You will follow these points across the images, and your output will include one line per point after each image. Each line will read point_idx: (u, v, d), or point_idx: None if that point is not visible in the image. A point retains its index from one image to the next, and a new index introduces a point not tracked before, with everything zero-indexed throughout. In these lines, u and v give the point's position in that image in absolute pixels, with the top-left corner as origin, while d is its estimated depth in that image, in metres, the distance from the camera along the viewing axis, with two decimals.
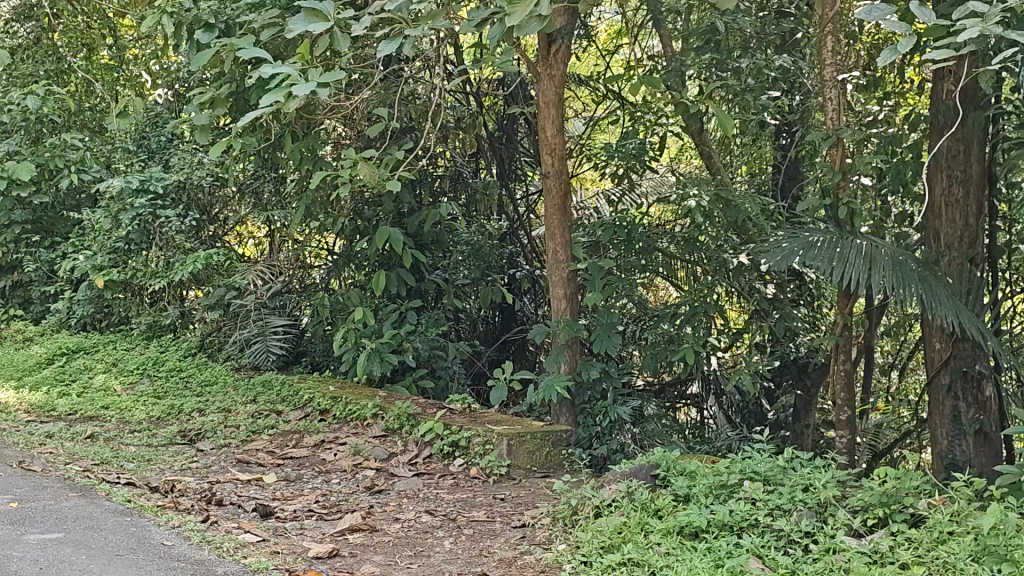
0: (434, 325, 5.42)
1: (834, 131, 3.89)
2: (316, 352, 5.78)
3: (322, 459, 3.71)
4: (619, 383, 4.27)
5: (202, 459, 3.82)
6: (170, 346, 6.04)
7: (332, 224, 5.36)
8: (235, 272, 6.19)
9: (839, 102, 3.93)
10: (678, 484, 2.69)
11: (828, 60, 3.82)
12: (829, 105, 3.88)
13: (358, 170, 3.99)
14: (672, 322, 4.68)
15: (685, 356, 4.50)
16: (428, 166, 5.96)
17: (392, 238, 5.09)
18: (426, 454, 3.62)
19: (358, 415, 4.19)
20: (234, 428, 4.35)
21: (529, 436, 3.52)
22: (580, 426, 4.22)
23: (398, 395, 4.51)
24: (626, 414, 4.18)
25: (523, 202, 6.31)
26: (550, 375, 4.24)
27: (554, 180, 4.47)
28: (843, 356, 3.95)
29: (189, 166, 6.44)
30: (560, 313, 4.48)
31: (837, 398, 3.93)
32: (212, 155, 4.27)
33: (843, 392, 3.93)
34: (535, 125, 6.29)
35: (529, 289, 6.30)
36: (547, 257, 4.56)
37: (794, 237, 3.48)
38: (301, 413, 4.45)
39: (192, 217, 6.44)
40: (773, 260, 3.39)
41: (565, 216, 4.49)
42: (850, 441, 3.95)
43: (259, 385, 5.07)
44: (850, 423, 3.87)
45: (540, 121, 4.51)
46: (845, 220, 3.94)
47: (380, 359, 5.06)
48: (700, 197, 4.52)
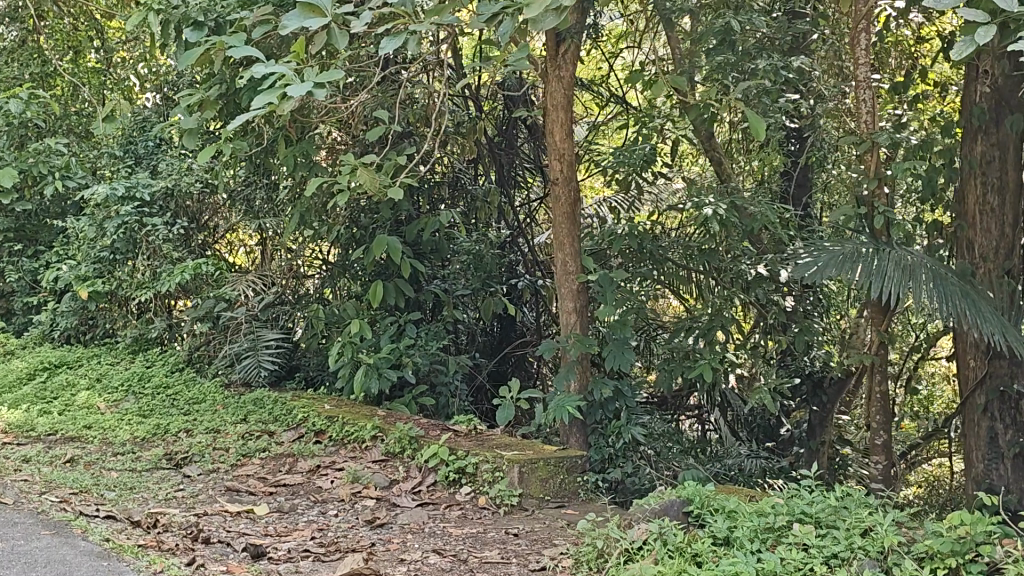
0: (434, 339, 5.17)
1: (869, 135, 3.82)
2: (309, 367, 5.53)
3: (318, 487, 3.46)
4: (633, 403, 4.03)
5: (189, 487, 3.56)
6: (157, 360, 5.78)
7: (327, 233, 5.14)
8: (225, 282, 5.94)
9: (873, 104, 3.87)
10: (716, 526, 2.46)
11: (863, 59, 3.81)
12: (863, 106, 3.84)
13: (357, 176, 3.70)
14: (686, 336, 4.44)
15: (702, 373, 4.23)
16: (427, 172, 5.74)
17: (391, 247, 4.77)
18: (430, 481, 3.37)
19: (356, 438, 3.93)
20: (223, 451, 4.10)
21: (541, 463, 3.28)
22: (592, 448, 3.97)
23: (398, 415, 4.27)
24: (640, 435, 3.93)
25: (523, 209, 6.11)
26: (559, 394, 3.99)
27: (563, 187, 4.23)
28: (877, 377, 3.83)
29: (178, 172, 6.20)
30: (569, 327, 4.24)
31: (872, 422, 3.80)
32: (201, 160, 3.99)
33: (879, 414, 3.81)
34: (537, 131, 6.11)
35: (529, 299, 6.04)
36: (556, 268, 4.32)
37: (828, 247, 3.24)
38: (294, 435, 4.19)
39: (181, 225, 6.19)
40: (806, 273, 3.14)
41: (575, 225, 4.25)
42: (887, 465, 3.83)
43: (250, 403, 4.81)
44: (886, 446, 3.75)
45: (548, 124, 4.27)
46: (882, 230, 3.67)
47: (377, 375, 4.78)
48: (717, 205, 4.27)
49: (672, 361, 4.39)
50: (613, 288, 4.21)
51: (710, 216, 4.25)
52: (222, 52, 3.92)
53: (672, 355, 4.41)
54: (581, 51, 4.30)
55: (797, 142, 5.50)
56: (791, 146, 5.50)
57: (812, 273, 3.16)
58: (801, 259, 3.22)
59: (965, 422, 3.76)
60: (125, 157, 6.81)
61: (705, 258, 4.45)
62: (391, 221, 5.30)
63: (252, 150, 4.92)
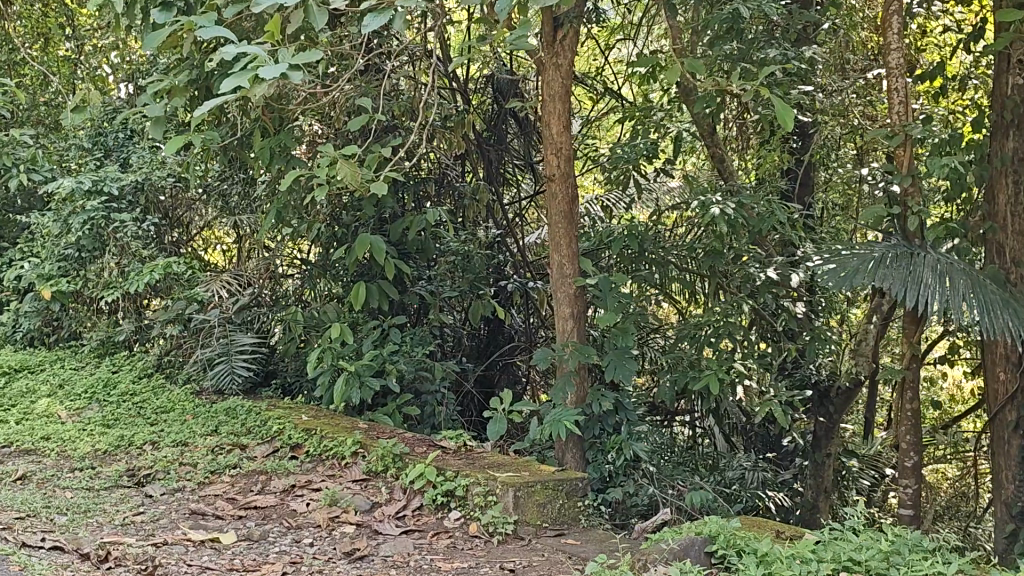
0: (419, 345, 4.86)
1: (903, 128, 3.38)
2: (286, 373, 5.20)
3: (293, 510, 3.14)
4: (634, 417, 3.75)
5: (150, 510, 3.23)
6: (124, 365, 5.43)
7: (307, 230, 4.92)
8: (198, 283, 5.60)
9: (908, 94, 3.43)
10: (750, 572, 2.17)
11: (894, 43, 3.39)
12: (896, 96, 3.40)
13: (338, 171, 3.35)
14: (692, 345, 4.14)
15: (709, 385, 3.83)
16: (412, 168, 5.45)
17: (374, 247, 4.41)
18: (415, 505, 3.07)
19: (336, 453, 3.63)
20: (190, 467, 3.77)
21: (538, 486, 2.98)
22: (590, 466, 3.68)
23: (381, 428, 3.97)
24: (642, 451, 3.64)
25: (512, 208, 5.94)
26: (556, 408, 3.69)
27: (560, 185, 3.94)
28: (908, 393, 3.44)
29: (149, 166, 5.87)
30: (566, 335, 3.95)
31: (899, 444, 3.45)
32: (168, 151, 3.63)
33: (910, 435, 3.43)
34: (527, 126, 5.90)
35: (520, 302, 5.75)
36: (552, 271, 4.03)
37: (856, 252, 2.98)
38: (268, 448, 3.88)
39: (151, 221, 5.86)
40: (833, 280, 2.89)
41: (572, 226, 3.96)
42: (917, 493, 3.45)
43: (221, 413, 4.48)
44: (918, 471, 3.40)
45: (544, 116, 3.97)
46: (915, 233, 3.35)
47: (359, 384, 4.42)
48: (725, 205, 3.97)
49: (675, 370, 4.09)
50: (613, 294, 3.91)
51: (718, 216, 3.94)
52: (192, 34, 3.58)
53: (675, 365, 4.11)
54: (580, 38, 4.00)
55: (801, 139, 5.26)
56: (794, 144, 5.25)
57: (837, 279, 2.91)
58: (828, 265, 2.94)
59: (992, 440, 3.50)
60: (93, 149, 6.46)
61: (712, 261, 4.14)
62: (374, 219, 4.99)
63: (226, 141, 4.59)
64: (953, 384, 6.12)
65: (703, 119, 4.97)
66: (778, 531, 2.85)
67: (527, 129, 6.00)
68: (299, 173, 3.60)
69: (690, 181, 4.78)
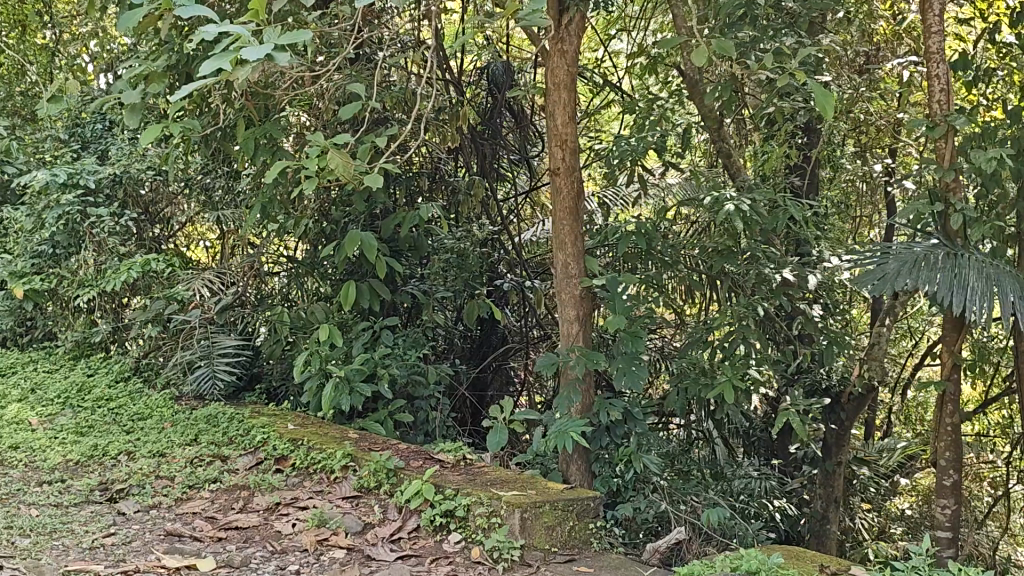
0: (412, 348, 4.61)
1: (942, 118, 3.19)
2: (271, 377, 4.95)
3: (277, 532, 2.89)
4: (643, 428, 3.52)
5: (122, 530, 2.97)
6: (100, 368, 5.15)
7: (293, 226, 4.68)
8: (178, 281, 5.33)
9: (949, 83, 3.24)
10: None
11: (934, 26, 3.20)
12: (937, 82, 3.20)
13: (328, 162, 3.04)
14: (703, 350, 3.90)
15: (722, 394, 3.59)
16: (404, 162, 5.21)
17: (365, 244, 4.13)
18: (412, 527, 2.83)
19: (324, 467, 3.38)
20: (167, 481, 3.51)
21: (548, 507, 2.74)
22: (597, 480, 3.46)
23: (372, 439, 3.72)
24: (653, 465, 3.41)
25: (508, 204, 5.72)
26: (560, 419, 3.45)
27: (565, 179, 3.69)
28: (948, 407, 3.32)
29: (128, 158, 5.57)
30: (571, 339, 3.72)
31: (936, 460, 3.36)
32: (146, 141, 3.37)
33: (949, 452, 3.32)
34: (524, 120, 5.68)
35: (516, 302, 5.52)
36: (555, 271, 3.79)
37: (892, 252, 2.78)
38: (251, 460, 3.62)
39: (130, 216, 5.58)
40: (875, 288, 2.67)
41: (577, 223, 3.72)
42: (958, 513, 3.31)
43: (202, 421, 4.22)
44: (957, 488, 3.26)
45: (548, 106, 3.72)
46: (956, 232, 3.14)
47: (350, 390, 4.17)
48: (740, 201, 3.73)
49: (684, 376, 3.85)
50: (622, 296, 3.66)
51: (732, 213, 3.70)
52: (171, 14, 3.31)
53: (686, 370, 3.87)
54: (587, 23, 3.75)
55: (806, 134, 5.07)
56: (801, 139, 5.06)
57: (875, 282, 2.71)
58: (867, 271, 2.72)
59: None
60: (70, 141, 6.09)
61: (724, 261, 3.90)
62: (365, 215, 4.74)
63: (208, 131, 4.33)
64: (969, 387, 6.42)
65: (711, 112, 4.75)
66: (821, 566, 2.63)
67: (522, 123, 5.74)
68: (286, 165, 3.32)
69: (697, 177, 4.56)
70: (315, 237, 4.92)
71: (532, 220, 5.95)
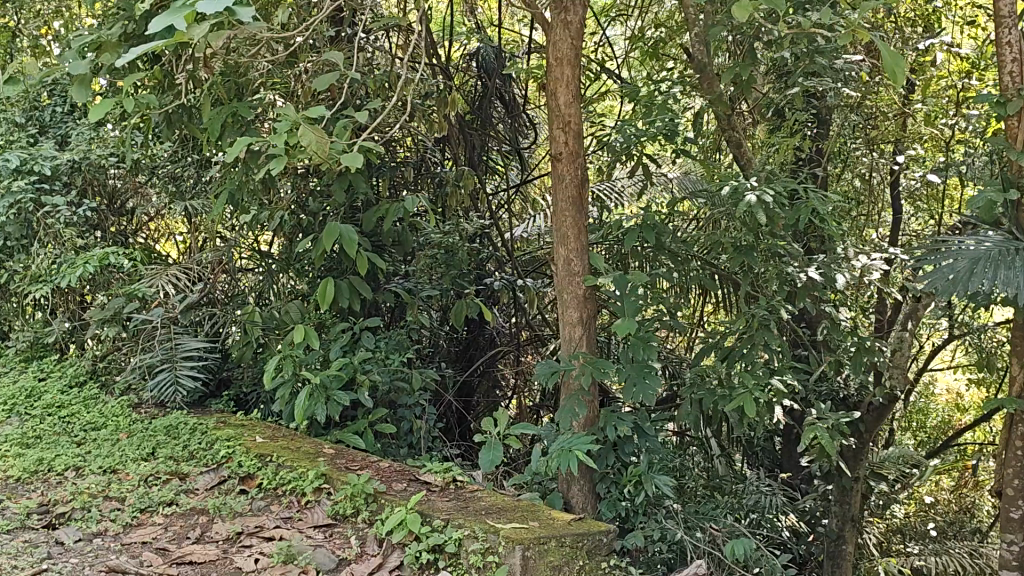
0: (395, 352, 4.22)
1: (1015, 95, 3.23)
2: (240, 383, 4.54)
3: (237, 569, 2.48)
4: (655, 444, 3.14)
5: (55, 566, 2.54)
6: (53, 371, 4.70)
7: (267, 218, 4.37)
8: (141, 277, 4.90)
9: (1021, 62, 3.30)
10: None
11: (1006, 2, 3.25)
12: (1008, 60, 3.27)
13: (301, 137, 2.54)
14: (718, 357, 3.51)
15: (744, 407, 3.19)
16: (388, 151, 4.83)
17: (344, 237, 3.72)
18: (395, 564, 2.43)
19: (295, 489, 2.97)
20: (117, 503, 3.10)
21: (554, 543, 2.37)
22: (601, 502, 3.08)
23: (349, 456, 3.32)
24: (666, 487, 3.04)
25: (495, 198, 5.50)
26: (561, 435, 3.07)
27: (568, 165, 3.31)
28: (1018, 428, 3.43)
29: (88, 143, 5.12)
30: (573, 343, 3.36)
31: (1006, 490, 3.52)
32: (93, 116, 2.92)
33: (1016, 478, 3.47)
34: (516, 109, 5.46)
35: (507, 303, 5.14)
36: (556, 268, 3.41)
37: (967, 250, 3.02)
38: (212, 480, 3.23)
39: (89, 206, 5.13)
40: (945, 288, 2.95)
41: (581, 215, 3.34)
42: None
43: (161, 432, 3.81)
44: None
45: (549, 84, 3.32)
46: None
47: (326, 399, 3.76)
48: (763, 191, 3.33)
49: (697, 385, 3.48)
50: (631, 295, 3.28)
51: (754, 203, 3.30)
52: None
53: (699, 379, 3.49)
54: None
55: (816, 127, 4.73)
56: (813, 129, 4.71)
57: (947, 285, 2.96)
58: (939, 269, 3.01)
59: None
60: (26, 125, 5.47)
61: (742, 259, 3.54)
62: (344, 206, 4.34)
63: (170, 111, 3.92)
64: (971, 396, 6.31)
65: (721, 99, 4.40)
66: None
67: (514, 112, 5.45)
68: (251, 142, 2.83)
69: (706, 169, 4.21)
70: (290, 230, 4.52)
71: (524, 216, 5.58)
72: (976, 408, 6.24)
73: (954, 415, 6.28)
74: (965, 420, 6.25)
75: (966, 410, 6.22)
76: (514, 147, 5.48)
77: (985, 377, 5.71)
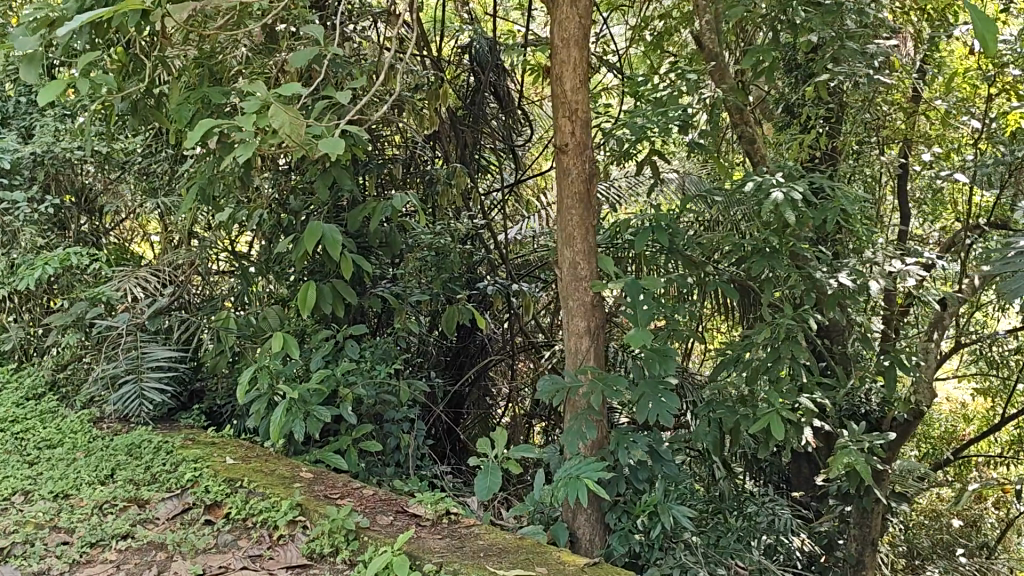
0: (381, 362, 3.87)
1: None
2: (214, 395, 4.18)
3: None
4: (673, 469, 2.81)
5: None
6: (8, 381, 4.30)
7: (244, 217, 4.02)
8: (107, 280, 4.51)
9: None
10: None
11: None
12: None
13: (270, 118, 2.15)
14: (738, 372, 3.19)
15: (771, 428, 2.87)
16: (375, 145, 4.49)
17: (327, 238, 3.39)
18: None
19: (267, 523, 2.62)
20: (65, 534, 2.73)
21: None
22: (612, 534, 2.75)
23: (329, 481, 2.97)
24: (686, 518, 2.71)
25: (488, 198, 5.17)
26: (569, 460, 2.74)
27: (574, 157, 2.98)
28: None
29: (52, 134, 4.72)
30: (579, 356, 3.04)
31: None
32: (41, 97, 2.53)
33: None
34: (511, 104, 5.13)
35: (502, 309, 4.80)
36: (561, 273, 3.08)
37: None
38: (175, 508, 2.88)
39: (52, 202, 4.74)
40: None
41: (590, 214, 3.01)
42: None
43: (121, 451, 3.44)
44: None
45: (553, 68, 2.99)
46: None
47: (306, 415, 3.42)
48: (791, 187, 3.02)
49: (716, 402, 3.16)
50: (643, 304, 2.95)
51: (781, 202, 2.99)
52: None
53: (718, 396, 3.17)
54: None
55: (833, 121, 4.40)
56: (832, 124, 4.40)
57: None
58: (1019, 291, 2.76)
59: None
60: None
61: (766, 263, 3.21)
62: (328, 205, 3.99)
63: (137, 97, 3.55)
64: (973, 407, 5.96)
65: (735, 91, 4.09)
66: None
67: (508, 107, 5.12)
68: (213, 125, 2.42)
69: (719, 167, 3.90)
70: (268, 230, 4.17)
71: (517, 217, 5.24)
72: (979, 419, 5.87)
73: (961, 427, 5.99)
74: (968, 431, 5.87)
75: (971, 421, 5.85)
76: (508, 144, 5.14)
77: (994, 387, 5.33)
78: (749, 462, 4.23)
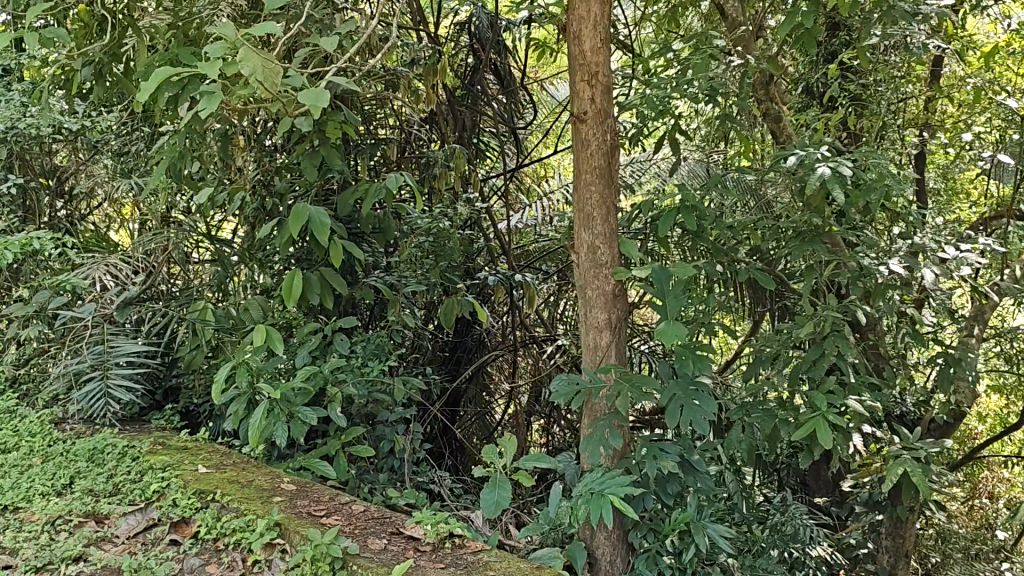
0: (374, 359, 3.51)
1: None
2: (190, 393, 3.82)
3: None
4: (706, 482, 2.47)
5: None
6: None
7: (223, 199, 3.64)
8: (74, 267, 4.13)
9: None
10: None
11: None
12: None
13: (240, 63, 1.77)
14: (775, 371, 2.84)
15: (817, 433, 2.53)
16: (367, 124, 4.12)
17: (315, 221, 3.01)
18: None
19: (241, 546, 2.26)
20: (8, 556, 2.36)
21: None
22: (638, 557, 2.40)
23: (313, 495, 2.61)
24: (723, 538, 2.37)
25: (487, 184, 4.81)
26: (590, 472, 2.39)
27: (594, 127, 2.62)
28: None
29: (15, 108, 4.32)
30: (599, 353, 2.69)
31: None
32: None
33: None
34: (513, 84, 4.77)
35: (504, 302, 4.45)
36: (578, 259, 2.73)
37: None
38: (138, 525, 2.52)
39: (16, 182, 4.34)
40: None
41: (611, 193, 2.66)
42: None
43: (82, 457, 3.07)
44: None
45: (571, 25, 2.62)
46: None
47: (289, 417, 3.06)
48: (841, 162, 2.67)
49: (751, 404, 2.82)
50: (672, 294, 2.60)
51: (828, 177, 2.65)
52: None
53: (752, 398, 2.83)
54: None
55: (862, 101, 4.04)
56: (862, 104, 4.05)
57: None
58: None
59: None
60: None
61: (810, 247, 2.86)
62: (316, 186, 3.62)
63: (102, 61, 3.17)
64: (984, 404, 5.47)
65: (763, 65, 3.71)
66: None
67: (509, 87, 4.75)
68: (169, 74, 2.02)
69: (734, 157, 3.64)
70: (250, 214, 3.80)
71: (518, 204, 4.86)
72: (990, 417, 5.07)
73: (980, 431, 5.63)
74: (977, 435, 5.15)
75: (986, 421, 5.33)
76: (509, 126, 4.77)
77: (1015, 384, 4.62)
78: (773, 470, 3.88)
